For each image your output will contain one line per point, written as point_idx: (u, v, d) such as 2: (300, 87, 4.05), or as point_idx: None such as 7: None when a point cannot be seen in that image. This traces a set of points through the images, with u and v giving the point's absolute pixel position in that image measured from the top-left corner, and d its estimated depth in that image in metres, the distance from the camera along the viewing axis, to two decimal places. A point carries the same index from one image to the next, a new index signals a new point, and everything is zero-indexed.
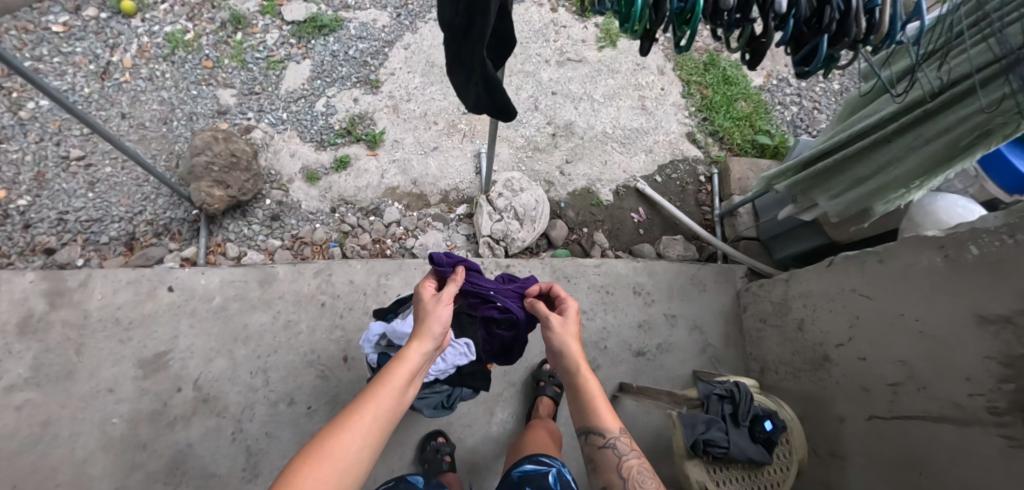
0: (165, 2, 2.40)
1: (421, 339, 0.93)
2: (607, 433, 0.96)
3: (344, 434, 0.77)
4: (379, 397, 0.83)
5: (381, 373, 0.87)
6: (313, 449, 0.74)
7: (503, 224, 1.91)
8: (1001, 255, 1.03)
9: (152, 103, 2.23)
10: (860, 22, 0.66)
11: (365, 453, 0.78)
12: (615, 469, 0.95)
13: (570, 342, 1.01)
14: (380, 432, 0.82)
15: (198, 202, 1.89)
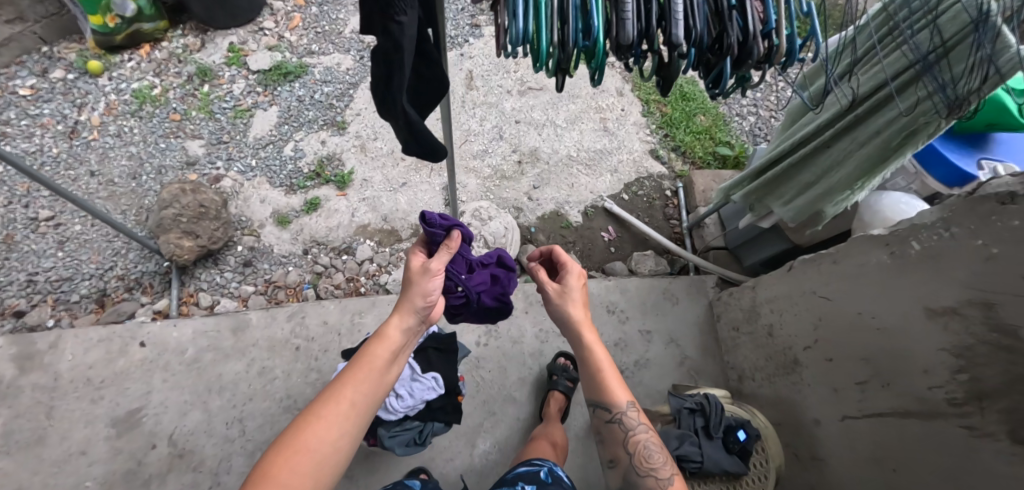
0: (132, 59, 2.45)
1: (399, 316, 0.95)
2: (613, 409, 1.06)
3: (321, 423, 0.82)
4: (356, 381, 0.87)
5: (359, 356, 0.91)
6: (289, 438, 0.80)
7: (474, 253, 1.93)
8: (941, 248, 1.06)
9: (121, 159, 2.25)
10: (758, 45, 0.71)
11: (343, 439, 0.83)
12: (624, 440, 1.06)
13: (576, 309, 1.10)
14: (358, 416, 0.86)
15: (168, 254, 1.90)
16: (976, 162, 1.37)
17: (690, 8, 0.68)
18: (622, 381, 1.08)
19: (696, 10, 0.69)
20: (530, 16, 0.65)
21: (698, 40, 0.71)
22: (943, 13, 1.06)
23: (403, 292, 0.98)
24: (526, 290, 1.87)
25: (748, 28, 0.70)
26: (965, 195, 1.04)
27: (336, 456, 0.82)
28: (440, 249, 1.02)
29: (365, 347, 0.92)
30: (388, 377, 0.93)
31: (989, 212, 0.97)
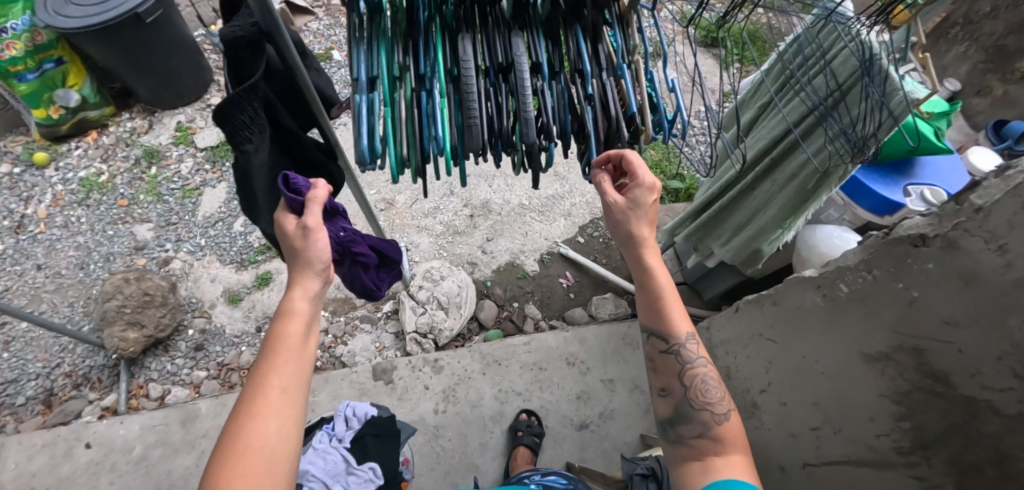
0: (79, 147, 2.45)
1: (300, 284, 0.77)
2: (670, 337, 0.92)
3: (256, 421, 0.63)
4: (276, 365, 0.69)
5: (269, 341, 0.72)
6: (224, 452, 0.61)
7: (422, 317, 1.91)
8: (866, 290, 1.04)
9: (68, 250, 2.21)
10: (622, 129, 0.73)
11: (291, 428, 0.66)
12: (677, 374, 0.92)
13: (643, 224, 0.91)
14: (296, 401, 0.69)
15: (112, 347, 1.84)
16: (901, 189, 1.36)
17: (541, 103, 0.72)
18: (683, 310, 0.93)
19: (549, 103, 0.72)
20: (380, 131, 0.68)
21: (557, 130, 0.74)
22: (835, 58, 1.10)
23: (295, 259, 0.78)
24: (482, 351, 1.83)
25: (609, 114, 0.73)
26: (882, 236, 1.02)
27: (287, 451, 0.64)
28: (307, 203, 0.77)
29: (270, 330, 0.73)
30: (310, 351, 0.75)
31: (905, 255, 0.95)
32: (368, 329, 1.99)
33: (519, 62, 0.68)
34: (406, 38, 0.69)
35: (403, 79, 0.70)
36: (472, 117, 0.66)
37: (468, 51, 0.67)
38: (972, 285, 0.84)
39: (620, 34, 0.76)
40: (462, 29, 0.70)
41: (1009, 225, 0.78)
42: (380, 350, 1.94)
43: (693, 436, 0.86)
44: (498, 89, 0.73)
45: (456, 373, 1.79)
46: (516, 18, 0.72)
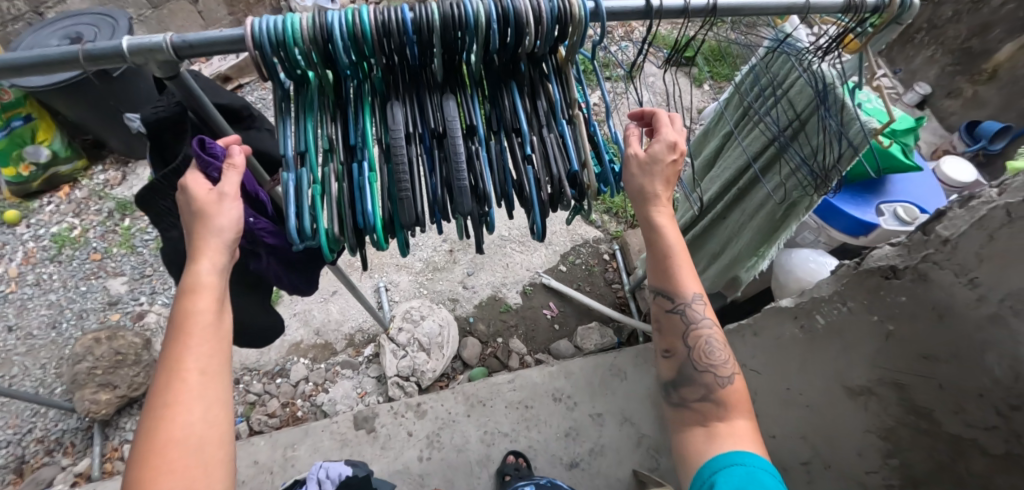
0: (51, 202, 2.42)
1: (204, 253, 0.63)
2: (677, 298, 0.88)
3: (176, 413, 0.57)
4: (189, 348, 0.60)
5: (174, 320, 0.61)
6: (143, 448, 0.56)
7: (406, 359, 1.87)
8: (842, 322, 1.02)
9: (40, 308, 2.16)
10: (564, 188, 0.72)
11: (218, 410, 0.60)
12: (681, 335, 0.90)
13: (658, 181, 0.79)
14: (220, 381, 0.62)
15: (84, 412, 1.79)
16: (874, 208, 1.34)
17: (477, 167, 0.73)
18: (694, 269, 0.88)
19: (485, 167, 0.73)
20: (309, 209, 0.69)
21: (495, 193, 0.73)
22: (791, 88, 1.12)
23: (201, 224, 0.64)
24: (466, 392, 1.78)
25: (551, 173, 0.73)
26: (853, 265, 0.97)
27: (219, 436, 0.60)
28: (231, 172, 0.66)
29: (175, 308, 0.62)
30: (228, 320, 0.66)
31: (877, 287, 0.92)
32: (349, 374, 1.94)
33: (450, 127, 0.70)
34: (337, 110, 0.73)
35: (334, 152, 0.71)
36: (403, 189, 0.68)
37: (398, 120, 0.70)
38: (946, 318, 0.82)
39: (558, 87, 0.77)
40: (393, 98, 0.73)
41: (977, 258, 0.75)
42: (363, 396, 1.89)
43: (695, 399, 0.87)
44: (433, 155, 0.74)
45: (440, 417, 1.73)
46: (447, 85, 0.75)
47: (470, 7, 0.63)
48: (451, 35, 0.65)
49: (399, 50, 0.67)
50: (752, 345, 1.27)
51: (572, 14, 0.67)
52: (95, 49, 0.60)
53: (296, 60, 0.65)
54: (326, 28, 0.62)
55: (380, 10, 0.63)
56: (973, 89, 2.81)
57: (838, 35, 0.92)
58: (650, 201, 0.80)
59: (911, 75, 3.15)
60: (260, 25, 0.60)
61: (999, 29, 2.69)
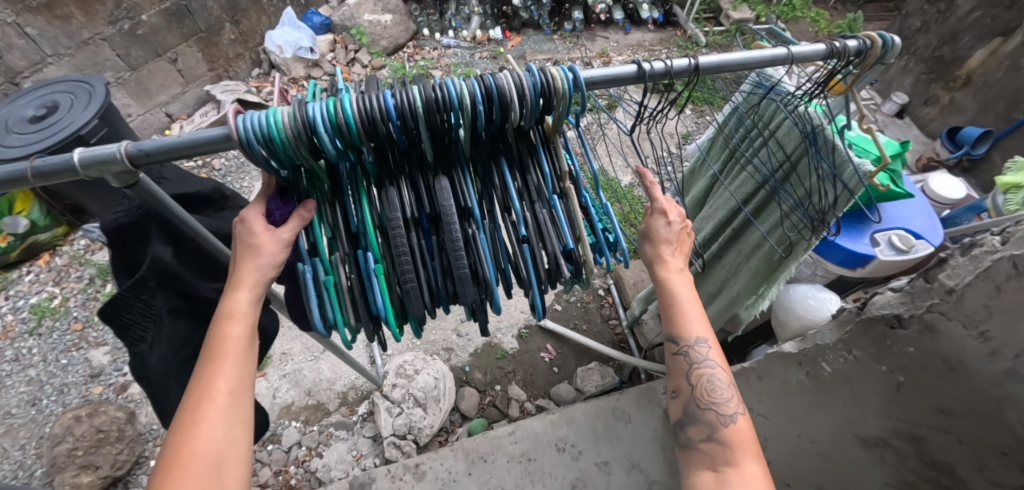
0: (31, 272, 2.37)
1: (243, 284, 0.68)
2: (679, 340, 0.77)
3: (202, 431, 0.62)
4: (222, 369, 0.65)
5: (210, 343, 0.66)
6: (169, 459, 0.61)
7: (402, 416, 1.79)
8: (850, 372, 0.99)
9: (19, 385, 2.07)
10: (560, 266, 0.76)
11: (239, 431, 0.65)
12: (683, 376, 0.80)
13: (665, 246, 0.81)
14: (244, 405, 0.66)
15: None
16: (868, 238, 1.32)
17: (475, 250, 0.74)
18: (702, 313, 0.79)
19: (482, 248, 0.74)
20: (325, 301, 0.75)
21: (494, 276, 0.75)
22: (778, 129, 1.14)
23: (247, 257, 0.69)
24: (466, 448, 1.71)
25: (549, 250, 0.76)
26: (856, 312, 0.97)
27: (237, 455, 0.64)
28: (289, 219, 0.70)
29: (211, 331, 0.67)
30: (256, 347, 0.70)
31: (882, 337, 0.91)
32: (344, 436, 1.86)
33: (444, 212, 0.71)
34: (332, 195, 0.75)
35: (334, 240, 0.75)
36: (406, 281, 0.72)
37: (393, 206, 0.72)
38: (959, 371, 0.79)
39: (548, 159, 0.78)
40: (386, 182, 0.74)
41: (986, 310, 0.73)
42: (358, 459, 1.80)
43: (702, 439, 0.77)
44: (430, 238, 0.76)
45: (439, 477, 1.65)
46: (437, 162, 0.75)
47: (452, 90, 0.62)
48: (436, 118, 0.64)
49: (383, 136, 0.65)
50: (757, 390, 1.23)
51: (555, 86, 0.66)
52: (43, 166, 0.60)
53: (284, 154, 0.65)
54: (307, 122, 0.61)
55: (363, 99, 0.62)
56: (949, 96, 2.83)
57: (822, 78, 0.93)
58: (659, 261, 0.81)
59: (887, 84, 3.21)
60: (244, 123, 0.60)
61: (968, 37, 2.74)
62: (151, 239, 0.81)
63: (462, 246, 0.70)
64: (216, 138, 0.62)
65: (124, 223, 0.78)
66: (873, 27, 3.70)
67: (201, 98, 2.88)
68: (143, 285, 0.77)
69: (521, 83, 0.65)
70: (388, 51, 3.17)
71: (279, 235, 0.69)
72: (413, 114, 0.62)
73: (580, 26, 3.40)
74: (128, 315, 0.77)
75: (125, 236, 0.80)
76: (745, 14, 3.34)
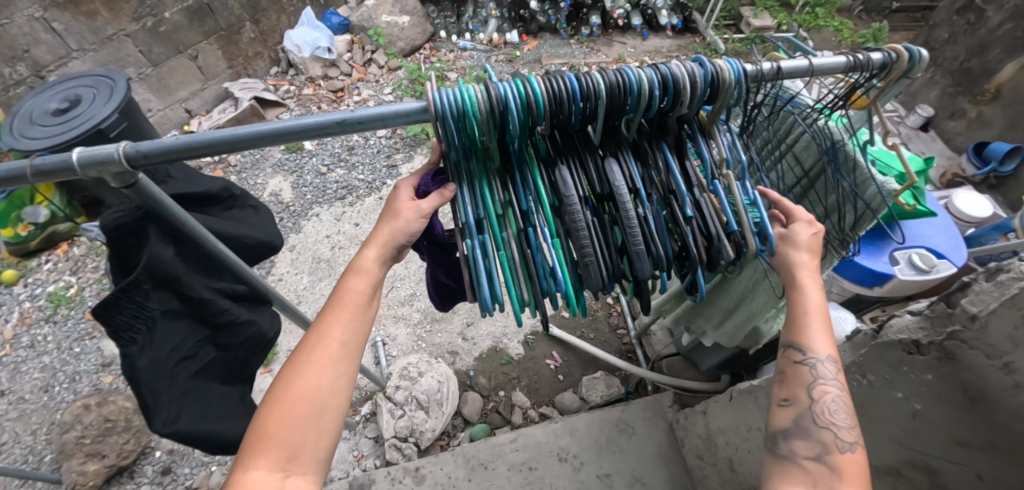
0: (50, 261, 2.43)
1: (375, 243, 0.73)
2: (805, 350, 0.73)
3: (312, 373, 0.66)
4: (340, 320, 0.69)
5: (336, 292, 0.72)
6: (277, 396, 0.65)
7: (404, 419, 1.78)
8: (863, 396, 0.97)
9: (33, 371, 2.12)
10: (724, 247, 0.76)
11: (343, 384, 0.68)
12: (802, 387, 0.72)
13: (804, 252, 0.77)
14: (352, 358, 0.69)
15: (71, 484, 1.74)
16: (887, 256, 1.28)
17: (646, 228, 0.76)
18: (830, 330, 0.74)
19: (652, 227, 0.76)
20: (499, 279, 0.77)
21: (665, 256, 0.77)
22: (795, 143, 1.11)
23: (389, 219, 0.74)
24: (467, 453, 1.70)
25: (709, 232, 0.78)
26: (871, 335, 0.95)
27: (336, 407, 0.67)
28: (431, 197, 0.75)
29: (340, 281, 0.72)
30: (375, 306, 0.74)
31: (898, 361, 0.88)
32: (345, 435, 1.86)
33: (618, 191, 0.74)
34: (503, 175, 0.79)
35: (506, 216, 0.78)
36: (586, 254, 0.74)
37: (567, 184, 0.75)
38: (979, 403, 0.76)
39: (704, 146, 0.81)
40: (557, 162, 0.77)
41: (1011, 341, 0.71)
42: (359, 459, 1.80)
43: (808, 456, 0.68)
44: (599, 216, 0.77)
45: (439, 482, 1.64)
46: (603, 146, 0.79)
47: (632, 77, 0.68)
48: (615, 101, 0.69)
49: (567, 117, 0.69)
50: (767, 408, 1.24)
51: (722, 79, 0.71)
52: (43, 164, 0.61)
53: (474, 133, 0.69)
54: (501, 102, 0.65)
55: (551, 82, 0.66)
56: (976, 110, 2.75)
57: (843, 93, 0.91)
58: (796, 267, 0.76)
59: (912, 97, 3.12)
60: (442, 97, 0.63)
61: (998, 49, 2.66)
62: (149, 239, 0.80)
63: (636, 223, 0.73)
64: (410, 111, 0.65)
65: (124, 223, 0.76)
66: (899, 38, 3.61)
67: (220, 94, 2.93)
68: (137, 286, 0.78)
69: (694, 74, 0.70)
70: (405, 52, 3.17)
71: (421, 205, 0.74)
72: (598, 96, 0.67)
73: (597, 31, 3.38)
74: (120, 315, 0.78)
75: (123, 237, 0.79)
76: (767, 21, 3.28)
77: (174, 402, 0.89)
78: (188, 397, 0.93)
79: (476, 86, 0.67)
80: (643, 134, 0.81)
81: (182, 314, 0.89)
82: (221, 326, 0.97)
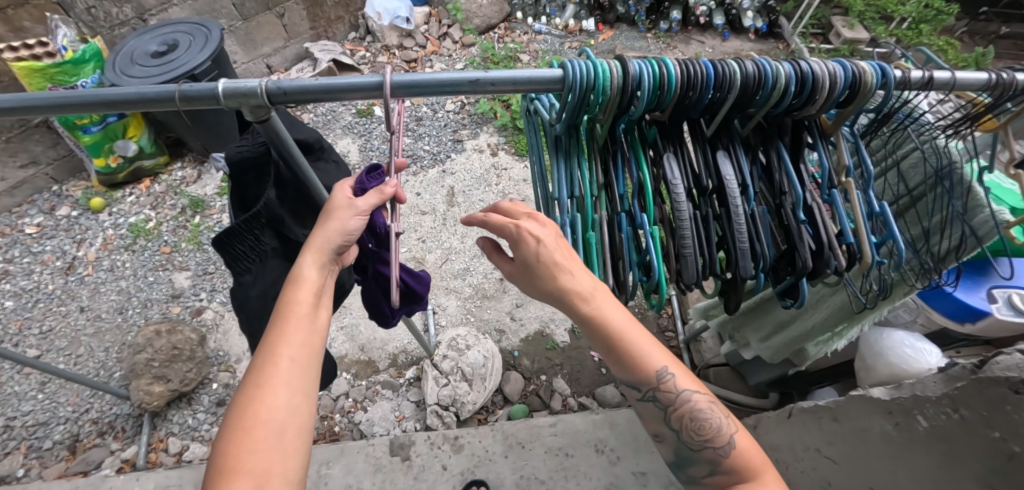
0: (132, 194, 2.60)
1: (309, 249, 0.71)
2: (645, 386, 0.70)
3: (264, 392, 0.62)
4: (287, 333, 0.66)
5: (278, 307, 0.69)
6: (232, 427, 0.61)
7: (450, 387, 1.82)
8: (950, 430, 0.93)
9: (111, 293, 2.28)
10: (835, 255, 0.65)
11: (302, 401, 0.64)
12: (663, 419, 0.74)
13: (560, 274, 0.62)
14: (307, 372, 0.66)
15: (137, 401, 1.85)
16: (984, 293, 1.20)
17: (757, 227, 0.65)
18: (654, 338, 0.70)
19: (761, 229, 0.65)
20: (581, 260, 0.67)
21: (767, 260, 0.66)
22: (904, 160, 1.01)
23: (323, 223, 0.72)
24: (506, 431, 1.72)
25: (820, 241, 0.66)
26: (971, 369, 0.94)
27: (300, 425, 0.63)
28: (370, 193, 0.73)
29: (281, 295, 0.69)
30: (324, 315, 0.72)
31: (1002, 400, 0.84)
32: (389, 395, 1.92)
33: (728, 185, 0.63)
34: (603, 155, 0.67)
35: (600, 199, 0.67)
36: (685, 247, 0.64)
37: (675, 172, 0.64)
38: None
39: (825, 153, 0.68)
40: (665, 148, 0.66)
41: None
42: (400, 420, 1.86)
43: (705, 475, 0.72)
44: (705, 211, 0.67)
45: (476, 454, 1.68)
46: (713, 137, 0.67)
47: (770, 69, 0.58)
48: (748, 95, 0.59)
49: (691, 105, 0.61)
50: (831, 432, 1.22)
51: (865, 81, 0.61)
52: (191, 91, 0.56)
53: (590, 106, 0.61)
54: (635, 81, 0.57)
55: (686, 62, 0.58)
56: None
57: (972, 111, 0.80)
58: (575, 300, 0.63)
59: None
60: (575, 68, 0.56)
61: None
62: (265, 176, 0.83)
63: (746, 222, 0.63)
64: (547, 79, 0.58)
65: (247, 157, 0.81)
66: (1003, 65, 3.35)
67: (299, 54, 3.02)
68: (255, 220, 0.81)
69: (836, 74, 0.59)
70: (480, 30, 3.18)
71: (355, 204, 0.72)
72: (734, 85, 0.58)
73: (676, 27, 3.27)
74: (239, 246, 0.83)
75: (245, 171, 0.83)
76: (860, 34, 3.10)
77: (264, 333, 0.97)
78: (263, 331, 1.00)
79: (608, 61, 0.59)
80: (756, 132, 0.68)
81: (285, 252, 0.93)
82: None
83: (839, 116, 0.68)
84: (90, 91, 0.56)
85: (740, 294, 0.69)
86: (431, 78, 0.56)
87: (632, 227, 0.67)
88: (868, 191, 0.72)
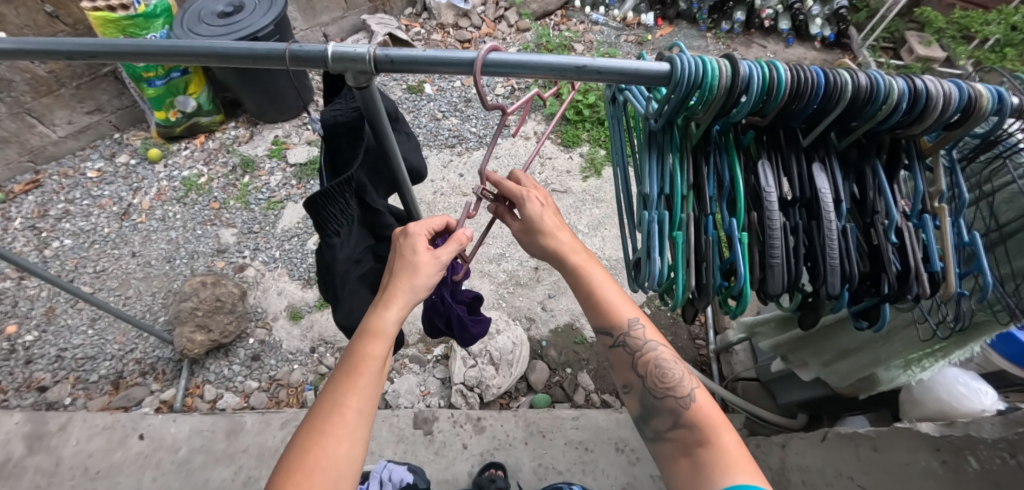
0: (187, 148, 2.70)
1: (392, 306, 0.77)
2: (616, 331, 0.90)
3: (328, 440, 0.69)
4: (356, 388, 0.73)
5: (353, 357, 0.76)
6: (294, 465, 0.67)
7: (478, 368, 1.85)
8: None
9: (161, 242, 2.38)
10: (923, 283, 0.63)
11: (358, 450, 0.71)
12: (631, 368, 0.92)
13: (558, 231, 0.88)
14: (367, 426, 0.72)
15: (179, 347, 1.93)
16: None
17: (846, 246, 0.64)
18: (626, 295, 0.92)
19: (850, 249, 0.64)
20: (665, 255, 0.65)
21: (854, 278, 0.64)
22: (997, 193, 0.97)
23: (410, 277, 0.78)
24: (528, 418, 1.74)
25: (908, 266, 0.64)
26: None
27: (350, 478, 0.69)
28: (449, 243, 0.81)
29: (359, 346, 0.76)
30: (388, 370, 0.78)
31: None
32: (416, 370, 1.96)
33: (822, 198, 0.62)
34: (694, 153, 0.67)
35: (687, 200, 0.66)
36: (772, 256, 0.62)
37: (769, 180, 0.63)
38: None
39: (922, 177, 0.65)
40: (760, 157, 0.65)
41: None
42: (425, 395, 1.89)
43: (669, 428, 0.87)
44: (791, 222, 0.65)
45: (497, 437, 1.70)
46: (809, 148, 0.66)
47: (882, 84, 0.57)
48: (852, 109, 0.58)
49: (793, 112, 0.60)
50: (869, 461, 1.20)
51: (981, 105, 0.58)
52: (301, 51, 0.59)
53: (692, 105, 0.60)
54: (743, 82, 0.56)
55: (797, 67, 0.57)
56: None
57: None
58: (565, 253, 0.88)
59: None
60: (684, 64, 0.56)
61: None
62: (358, 140, 0.85)
63: (837, 237, 0.62)
64: (655, 74, 0.57)
65: (342, 121, 0.82)
66: None
67: (355, 25, 3.05)
68: (346, 184, 0.81)
69: (950, 94, 0.57)
70: (536, 15, 3.15)
71: (439, 257, 0.81)
72: (845, 98, 0.57)
73: (738, 28, 3.18)
74: (330, 209, 0.82)
75: (338, 133, 0.84)
76: (936, 52, 2.93)
77: (343, 300, 0.94)
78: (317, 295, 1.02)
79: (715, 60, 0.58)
80: (854, 147, 0.66)
81: (362, 220, 0.94)
82: (384, 238, 1.01)
83: (942, 138, 0.65)
84: (207, 44, 0.61)
85: (820, 310, 0.67)
86: (524, 59, 0.58)
87: (719, 230, 0.65)
88: (958, 221, 0.68)
